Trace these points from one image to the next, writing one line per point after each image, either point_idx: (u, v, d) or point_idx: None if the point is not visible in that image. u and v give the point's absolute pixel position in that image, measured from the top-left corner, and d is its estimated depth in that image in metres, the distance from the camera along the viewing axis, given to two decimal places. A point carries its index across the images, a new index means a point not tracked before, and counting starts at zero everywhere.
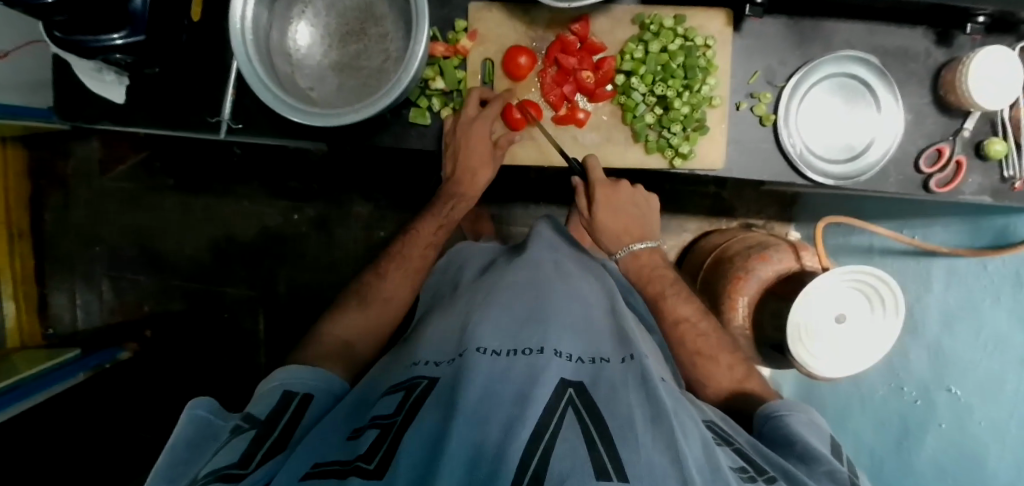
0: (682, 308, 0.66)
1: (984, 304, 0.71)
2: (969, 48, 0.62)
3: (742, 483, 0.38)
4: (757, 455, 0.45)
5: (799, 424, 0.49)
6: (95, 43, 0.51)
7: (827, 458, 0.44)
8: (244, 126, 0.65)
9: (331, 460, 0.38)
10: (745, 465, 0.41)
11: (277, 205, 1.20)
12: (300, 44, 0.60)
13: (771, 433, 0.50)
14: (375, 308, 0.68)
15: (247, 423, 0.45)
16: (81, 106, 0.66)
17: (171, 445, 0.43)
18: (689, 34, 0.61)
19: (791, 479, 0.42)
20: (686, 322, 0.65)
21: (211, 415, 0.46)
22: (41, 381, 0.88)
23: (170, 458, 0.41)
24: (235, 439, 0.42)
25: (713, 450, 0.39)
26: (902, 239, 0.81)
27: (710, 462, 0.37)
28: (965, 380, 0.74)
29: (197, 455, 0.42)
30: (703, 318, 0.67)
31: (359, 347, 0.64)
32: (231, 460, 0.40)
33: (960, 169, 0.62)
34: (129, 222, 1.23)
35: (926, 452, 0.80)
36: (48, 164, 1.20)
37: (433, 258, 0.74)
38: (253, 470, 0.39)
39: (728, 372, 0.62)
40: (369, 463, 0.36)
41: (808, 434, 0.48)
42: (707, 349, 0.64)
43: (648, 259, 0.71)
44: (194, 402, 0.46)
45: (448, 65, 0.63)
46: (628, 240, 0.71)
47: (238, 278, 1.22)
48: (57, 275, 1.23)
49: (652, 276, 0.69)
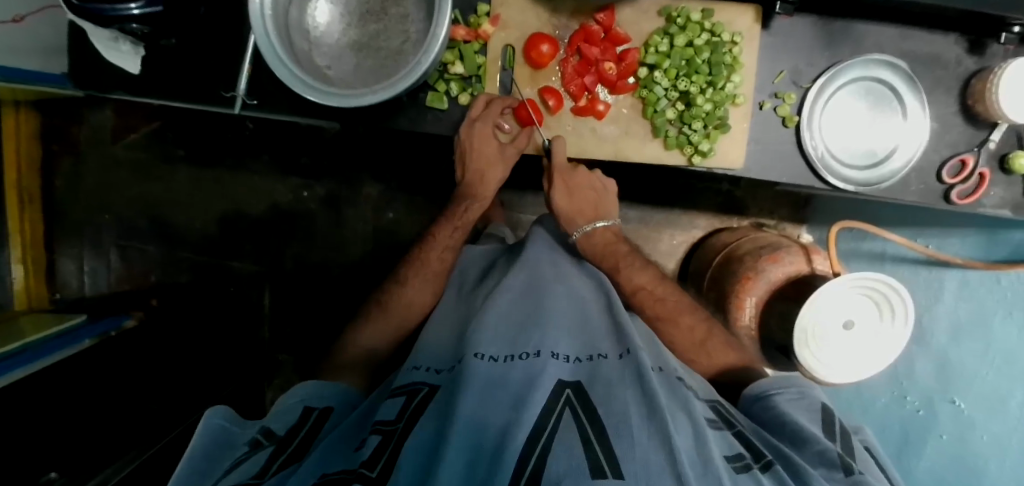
0: (638, 276, 0.68)
1: (994, 321, 0.71)
2: (1000, 58, 0.61)
3: (731, 470, 0.37)
4: (757, 437, 0.46)
5: (787, 403, 0.51)
6: (113, 12, 0.50)
7: (817, 437, 0.45)
8: (259, 102, 0.65)
9: (337, 470, 0.38)
10: (742, 452, 0.40)
11: (287, 181, 1.20)
12: (318, 21, 0.58)
13: (763, 415, 0.51)
14: (390, 311, 0.69)
15: (265, 440, 0.46)
16: (95, 74, 0.65)
17: (191, 452, 0.43)
18: (716, 29, 0.60)
19: (786, 460, 0.42)
20: (643, 289, 0.67)
21: (227, 423, 0.48)
22: (44, 349, 0.86)
23: (188, 465, 0.42)
24: (254, 455, 0.43)
25: (704, 438, 0.38)
26: (916, 248, 0.78)
27: (701, 453, 0.36)
28: (969, 394, 0.75)
29: (212, 463, 0.43)
30: (659, 283, 0.68)
31: (379, 346, 0.67)
32: (250, 473, 0.40)
33: (982, 181, 0.61)
34: (138, 192, 1.23)
35: (924, 463, 0.82)
36: (61, 129, 1.21)
37: (451, 261, 0.72)
38: (269, 478, 0.40)
39: (687, 334, 0.64)
40: (371, 471, 0.37)
41: (796, 412, 0.49)
42: (665, 312, 0.66)
43: (602, 238, 0.70)
44: (211, 410, 0.47)
45: (468, 49, 0.62)
46: (582, 220, 0.70)
47: (247, 253, 1.23)
48: (66, 241, 1.24)
49: (605, 250, 0.69)
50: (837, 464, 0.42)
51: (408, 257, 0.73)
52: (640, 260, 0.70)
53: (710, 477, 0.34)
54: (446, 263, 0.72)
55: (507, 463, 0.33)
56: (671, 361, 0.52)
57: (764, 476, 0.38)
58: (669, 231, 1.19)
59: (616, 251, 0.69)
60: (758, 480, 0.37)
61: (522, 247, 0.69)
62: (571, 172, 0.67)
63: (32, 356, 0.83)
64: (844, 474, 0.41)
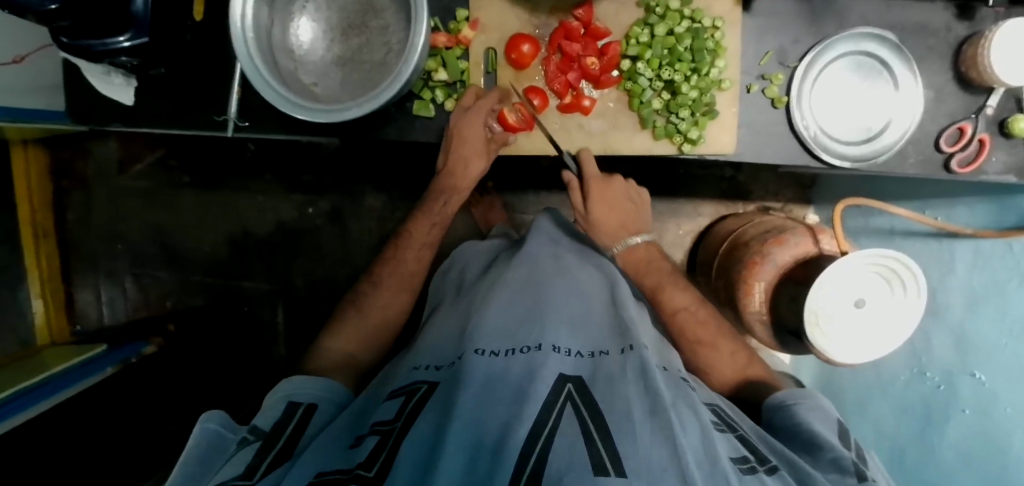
0: (677, 298, 0.65)
1: (1009, 288, 0.66)
2: (992, 21, 0.59)
3: (740, 474, 0.35)
4: (762, 445, 0.44)
5: (806, 410, 0.50)
6: (103, 46, 0.52)
7: (831, 444, 0.45)
8: (250, 123, 0.65)
9: (332, 469, 0.39)
10: (746, 454, 0.39)
11: (292, 198, 1.21)
12: (301, 40, 0.59)
13: (780, 423, 0.51)
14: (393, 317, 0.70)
15: (252, 436, 0.46)
16: (94, 109, 0.67)
17: (183, 461, 0.44)
18: (696, 15, 0.59)
19: (793, 467, 0.41)
20: (684, 311, 0.64)
21: (223, 429, 0.47)
22: (71, 375, 0.96)
23: (182, 472, 0.43)
24: (241, 453, 0.44)
25: (712, 438, 0.37)
26: (924, 221, 0.75)
27: (707, 452, 0.36)
28: (989, 366, 0.70)
29: (207, 467, 0.44)
30: (701, 304, 0.66)
31: (359, 350, 0.66)
32: (237, 472, 0.41)
33: (983, 147, 0.59)
34: (148, 219, 1.26)
35: (950, 440, 0.76)
36: (69, 164, 1.24)
37: (428, 259, 0.74)
38: (259, 480, 0.41)
39: (729, 360, 0.62)
40: (368, 471, 0.37)
41: (813, 419, 0.49)
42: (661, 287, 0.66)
43: (644, 252, 0.69)
44: (205, 415, 0.47)
45: (450, 56, 0.63)
46: (624, 234, 0.69)
47: (256, 272, 1.24)
48: (82, 273, 1.27)
49: (648, 269, 0.67)
50: (851, 471, 0.42)
51: (384, 256, 0.74)
52: (681, 280, 0.67)
53: (718, 477, 0.33)
54: (423, 262, 0.74)
55: (508, 460, 0.33)
56: (677, 365, 0.52)
57: (769, 479, 0.37)
58: (674, 221, 1.18)
59: (659, 269, 0.68)
60: (764, 482, 0.36)
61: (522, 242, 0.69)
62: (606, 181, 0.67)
63: (61, 382, 0.93)
64: (857, 480, 0.41)
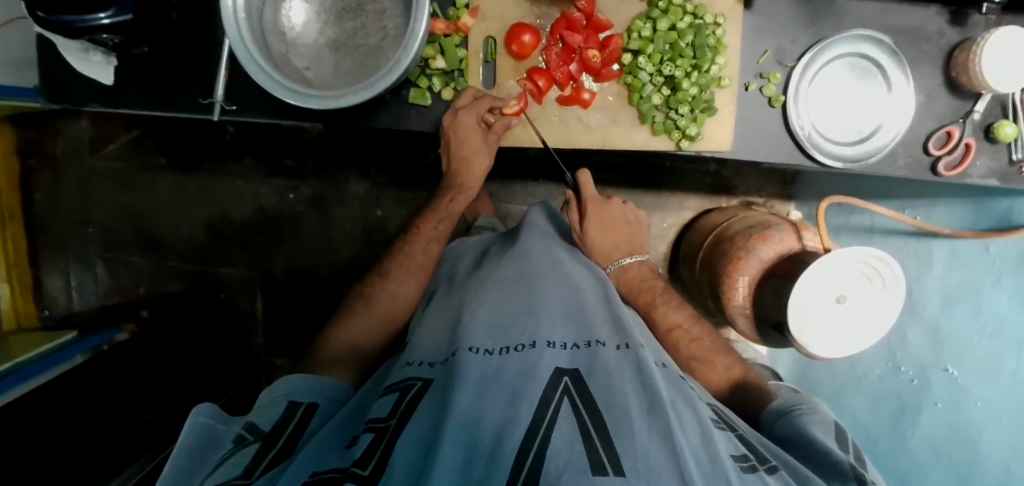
0: (671, 315, 0.68)
1: (984, 288, 0.69)
2: (983, 28, 0.61)
3: (741, 473, 0.36)
4: (759, 443, 0.45)
5: (805, 418, 0.51)
6: (81, 23, 0.48)
7: (828, 448, 0.46)
8: (238, 107, 0.63)
9: (328, 469, 0.38)
10: (747, 453, 0.40)
11: (274, 183, 1.18)
12: (294, 22, 0.57)
13: (781, 430, 0.52)
14: (383, 308, 0.68)
15: (251, 435, 0.46)
16: (68, 87, 0.64)
17: (176, 453, 0.44)
18: (699, 11, 0.59)
19: (789, 466, 0.42)
20: (679, 328, 0.67)
21: (213, 421, 0.47)
22: (39, 365, 0.92)
23: (177, 466, 0.43)
24: (240, 452, 0.43)
25: (711, 437, 0.38)
26: (903, 220, 0.78)
27: (708, 451, 0.36)
28: (962, 361, 0.73)
29: (198, 463, 0.43)
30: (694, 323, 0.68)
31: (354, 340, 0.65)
32: (234, 472, 0.40)
33: (968, 151, 0.61)
34: (121, 202, 1.21)
35: (922, 432, 0.80)
36: (36, 143, 1.18)
37: (436, 253, 0.73)
38: (257, 479, 0.40)
39: (723, 374, 0.64)
40: (363, 469, 0.37)
41: (812, 426, 0.50)
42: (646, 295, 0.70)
43: (638, 272, 0.72)
44: (198, 409, 0.47)
45: (449, 43, 0.61)
46: (618, 255, 0.72)
47: (236, 259, 1.21)
48: (50, 257, 1.22)
49: (644, 287, 0.71)
50: (849, 473, 0.44)
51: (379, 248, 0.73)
52: (675, 298, 0.70)
53: (719, 476, 0.34)
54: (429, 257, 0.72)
55: (506, 462, 0.33)
56: (671, 361, 0.52)
57: (770, 478, 0.38)
58: (660, 214, 1.19)
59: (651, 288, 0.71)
60: (765, 480, 0.37)
61: (516, 234, 0.69)
62: (604, 204, 0.72)
63: (22, 375, 0.87)
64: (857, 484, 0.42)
